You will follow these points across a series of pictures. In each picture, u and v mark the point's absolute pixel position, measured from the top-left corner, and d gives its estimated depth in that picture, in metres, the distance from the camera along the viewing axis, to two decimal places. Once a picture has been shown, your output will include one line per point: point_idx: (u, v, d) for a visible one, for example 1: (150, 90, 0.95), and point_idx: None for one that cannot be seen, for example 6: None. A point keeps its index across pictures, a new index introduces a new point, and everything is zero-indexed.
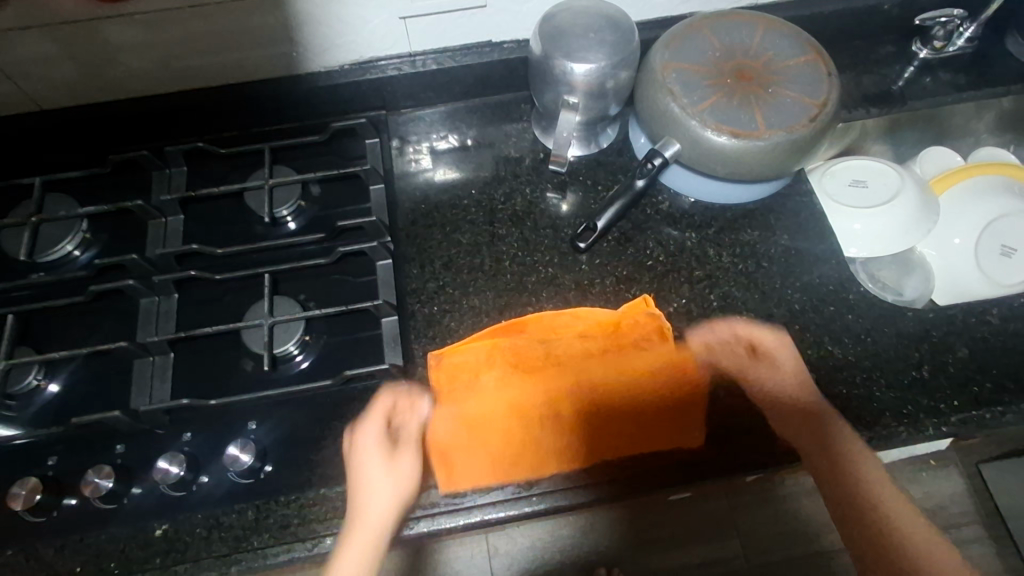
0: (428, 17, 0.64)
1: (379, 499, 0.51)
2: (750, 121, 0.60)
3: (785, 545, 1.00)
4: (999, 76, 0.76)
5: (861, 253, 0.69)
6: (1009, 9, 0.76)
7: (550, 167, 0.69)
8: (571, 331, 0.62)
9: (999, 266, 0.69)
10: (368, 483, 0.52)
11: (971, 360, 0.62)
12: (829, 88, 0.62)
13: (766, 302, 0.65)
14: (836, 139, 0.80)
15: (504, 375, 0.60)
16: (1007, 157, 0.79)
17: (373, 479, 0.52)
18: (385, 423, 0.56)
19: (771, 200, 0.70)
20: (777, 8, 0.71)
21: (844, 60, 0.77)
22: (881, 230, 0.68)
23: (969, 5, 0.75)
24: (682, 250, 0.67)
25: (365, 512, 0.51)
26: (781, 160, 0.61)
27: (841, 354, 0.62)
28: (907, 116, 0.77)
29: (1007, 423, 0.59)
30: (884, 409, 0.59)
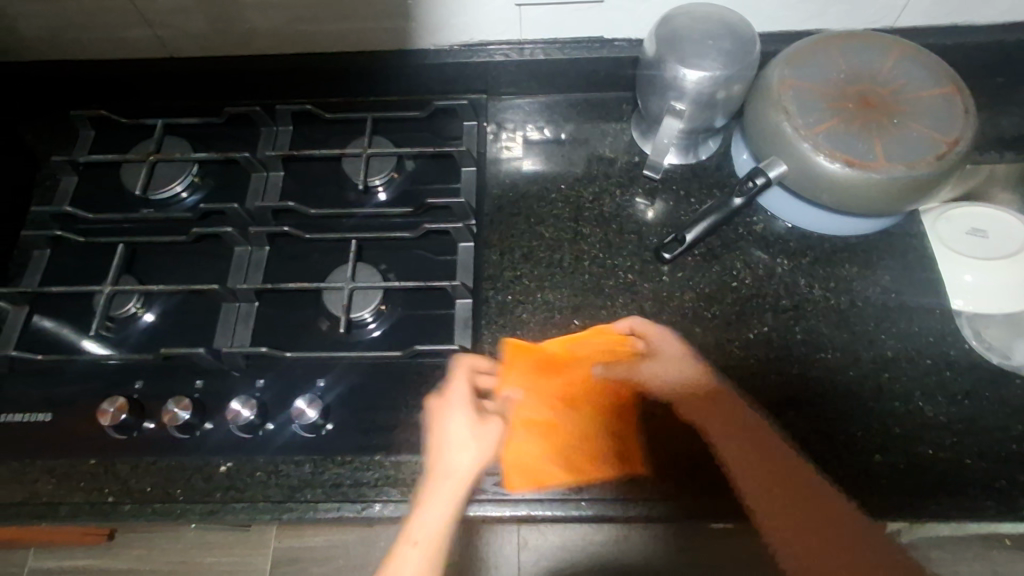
0: (545, 7, 0.64)
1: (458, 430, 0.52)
2: (869, 151, 0.57)
3: None
4: None
5: (967, 306, 0.62)
6: None
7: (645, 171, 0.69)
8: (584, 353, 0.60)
9: None
10: (450, 418, 0.53)
11: None
12: (963, 126, 0.57)
13: (855, 343, 0.61)
14: None
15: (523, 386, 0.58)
16: None
17: (452, 416, 0.53)
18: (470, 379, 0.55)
19: (876, 237, 0.66)
20: (916, 35, 0.66)
21: (983, 96, 0.71)
22: (996, 285, 0.62)
23: None
24: (772, 275, 0.64)
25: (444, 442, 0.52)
26: (897, 197, 0.58)
27: (931, 412, 0.58)
28: None
29: None
30: (971, 479, 0.55)
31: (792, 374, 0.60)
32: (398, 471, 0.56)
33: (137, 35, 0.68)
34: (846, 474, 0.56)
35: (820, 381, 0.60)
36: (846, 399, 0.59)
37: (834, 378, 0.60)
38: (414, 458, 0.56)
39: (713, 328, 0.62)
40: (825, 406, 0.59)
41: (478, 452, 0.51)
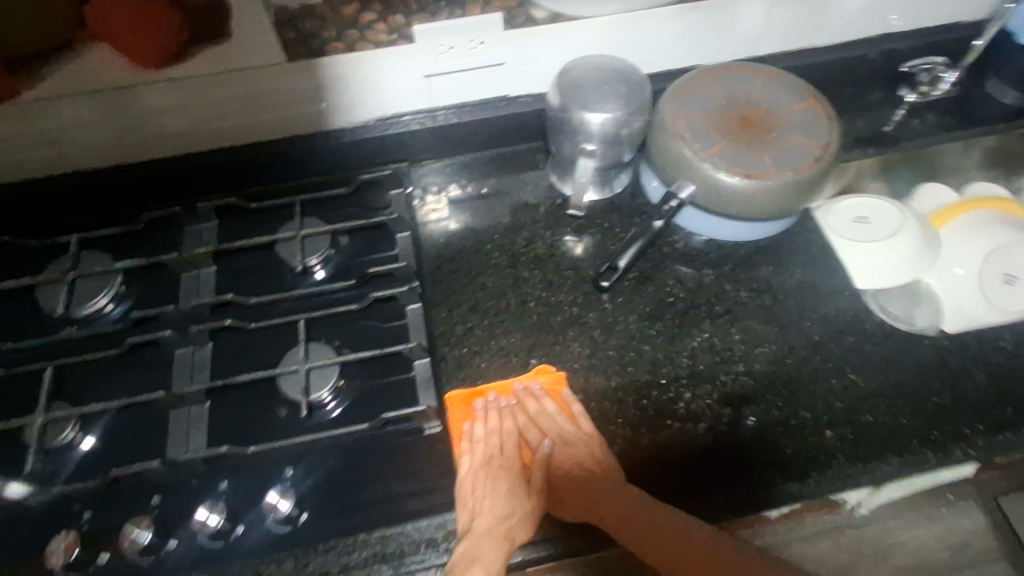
0: (450, 75, 0.69)
1: (489, 502, 0.54)
2: (759, 163, 0.64)
3: None
4: (985, 116, 0.81)
5: (868, 286, 0.70)
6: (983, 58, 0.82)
7: (570, 211, 0.73)
8: (524, 398, 0.61)
9: (1007, 294, 0.67)
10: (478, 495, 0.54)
11: (989, 385, 0.64)
12: (829, 131, 0.66)
13: (785, 334, 0.67)
14: None
15: (476, 446, 0.58)
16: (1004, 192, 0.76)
17: (483, 494, 0.54)
18: (461, 451, 0.58)
19: (781, 237, 0.73)
20: (774, 59, 0.76)
21: (840, 104, 0.82)
22: (888, 264, 0.69)
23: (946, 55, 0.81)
24: (701, 285, 0.69)
25: (476, 521, 0.53)
26: (792, 198, 0.65)
27: (863, 382, 0.64)
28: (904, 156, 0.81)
29: None
30: (910, 436, 0.61)
31: (738, 372, 0.64)
32: (386, 545, 0.54)
33: (37, 153, 0.66)
34: (805, 453, 0.60)
35: (763, 374, 0.64)
36: (789, 385, 0.64)
37: (775, 368, 0.65)
38: (400, 528, 0.55)
39: (660, 344, 0.66)
40: (773, 396, 0.63)
41: (508, 511, 0.54)
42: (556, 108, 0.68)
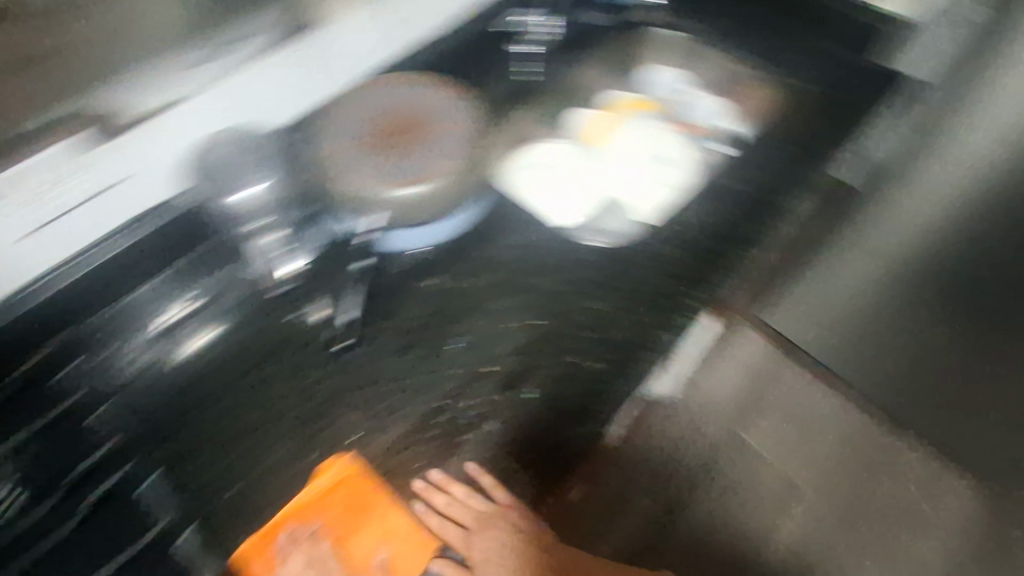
0: (71, 212, 0.63)
1: None
2: (422, 167, 0.75)
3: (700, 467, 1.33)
4: (586, 43, 0.95)
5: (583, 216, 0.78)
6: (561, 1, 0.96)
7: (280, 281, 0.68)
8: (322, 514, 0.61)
9: (679, 175, 0.82)
10: None
11: (678, 258, 0.77)
12: (461, 120, 0.81)
13: (527, 298, 0.70)
14: None
15: None
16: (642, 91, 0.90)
17: None
18: None
19: (487, 216, 0.76)
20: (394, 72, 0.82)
21: (481, 74, 0.87)
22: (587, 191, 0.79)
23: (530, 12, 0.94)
24: (437, 293, 0.69)
25: None
26: (462, 181, 0.76)
27: (597, 305, 0.72)
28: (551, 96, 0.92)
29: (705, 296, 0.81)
30: (638, 332, 0.74)
31: (504, 356, 0.67)
32: None
33: None
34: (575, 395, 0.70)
35: (523, 343, 0.68)
36: (546, 341, 0.69)
37: (530, 332, 0.68)
38: None
39: (426, 369, 0.65)
40: (541, 359, 0.68)
41: None
42: (213, 204, 0.69)
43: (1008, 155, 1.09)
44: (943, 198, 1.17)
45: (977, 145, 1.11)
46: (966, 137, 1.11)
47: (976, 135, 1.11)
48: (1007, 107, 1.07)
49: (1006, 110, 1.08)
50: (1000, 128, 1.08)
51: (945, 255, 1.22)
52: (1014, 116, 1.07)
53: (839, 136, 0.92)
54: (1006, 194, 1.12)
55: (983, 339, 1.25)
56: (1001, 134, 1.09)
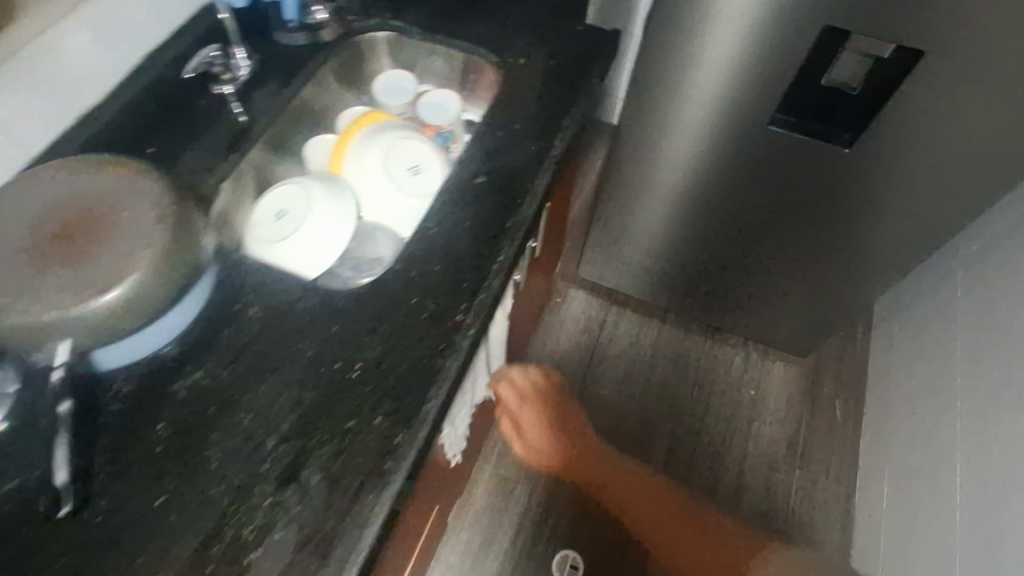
0: None
1: None
2: (102, 267, 0.57)
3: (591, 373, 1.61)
4: (293, 64, 0.87)
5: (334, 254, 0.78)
6: (252, 29, 0.89)
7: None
8: None
9: (417, 181, 0.85)
10: None
11: (446, 269, 0.70)
12: (148, 188, 0.62)
13: (286, 370, 0.64)
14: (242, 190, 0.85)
15: None
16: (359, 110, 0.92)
17: None
18: None
19: (219, 295, 0.68)
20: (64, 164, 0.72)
21: (173, 135, 0.77)
22: (329, 226, 0.78)
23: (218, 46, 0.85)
24: (182, 402, 0.62)
25: None
26: (167, 267, 0.60)
27: (370, 351, 0.65)
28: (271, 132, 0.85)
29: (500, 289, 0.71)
30: (430, 360, 0.65)
31: (274, 446, 0.60)
32: None
33: None
34: (375, 457, 0.60)
35: (293, 425, 0.61)
36: (320, 411, 0.62)
37: (298, 410, 0.62)
38: None
39: (187, 493, 0.58)
40: (316, 437, 0.61)
41: None
42: None
43: (732, 93, 1.05)
44: (699, 135, 1.16)
45: (706, 84, 1.06)
46: (693, 80, 1.07)
47: (701, 77, 1.06)
48: (718, 51, 1.00)
49: (716, 53, 1.01)
50: (723, 62, 1.01)
51: (715, 183, 1.24)
52: (729, 51, 0.99)
53: (582, 92, 0.86)
54: (747, 124, 1.09)
55: (790, 216, 1.24)
56: (721, 72, 1.03)
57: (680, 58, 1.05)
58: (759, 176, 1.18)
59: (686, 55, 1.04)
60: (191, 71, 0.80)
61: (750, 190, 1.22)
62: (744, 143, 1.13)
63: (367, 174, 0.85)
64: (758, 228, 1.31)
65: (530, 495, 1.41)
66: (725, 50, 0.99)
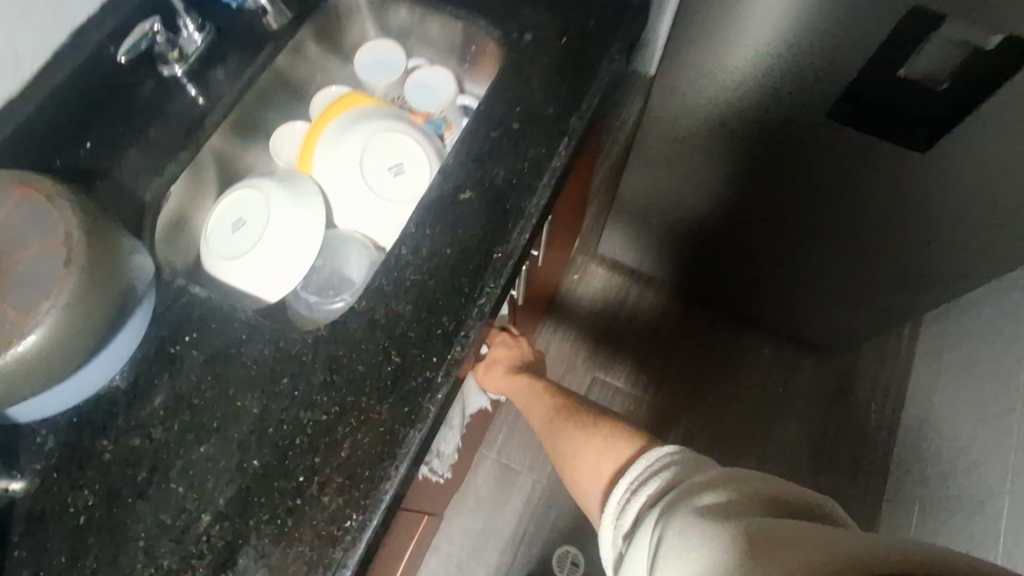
0: None
1: None
2: (9, 324, 0.49)
3: (606, 347, 1.55)
4: (256, 37, 0.74)
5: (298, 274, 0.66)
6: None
7: None
8: None
9: (400, 182, 0.72)
10: None
11: (418, 310, 0.60)
12: (63, 217, 0.52)
13: (226, 432, 0.56)
14: (202, 188, 0.74)
15: None
16: (338, 90, 0.80)
17: None
18: None
19: (157, 329, 0.60)
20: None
21: (116, 129, 0.67)
22: (291, 240, 0.66)
23: (169, 16, 0.72)
24: (108, 466, 0.54)
25: None
26: (88, 320, 0.52)
27: (323, 412, 0.56)
28: (234, 121, 0.74)
29: (480, 335, 0.61)
30: (391, 424, 0.56)
31: (208, 526, 0.52)
32: None
33: None
34: (323, 541, 0.52)
35: (230, 502, 0.53)
36: (261, 484, 0.54)
37: (236, 483, 0.54)
38: None
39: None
40: (255, 516, 0.53)
41: None
42: None
43: (776, 71, 0.91)
44: (740, 113, 1.01)
45: (746, 62, 0.92)
46: (730, 56, 0.92)
47: (744, 51, 0.90)
48: (760, 27, 0.85)
49: (760, 29, 0.86)
50: (767, 38, 0.87)
51: (753, 167, 1.10)
52: (773, 23, 0.84)
53: (596, 80, 0.72)
54: (793, 106, 0.95)
55: (838, 209, 1.10)
56: (763, 50, 0.89)
57: (715, 35, 0.90)
58: (805, 162, 1.04)
59: (723, 29, 0.89)
60: (125, 54, 0.67)
61: (790, 177, 1.08)
62: (787, 129, 0.99)
63: (339, 172, 0.72)
64: (798, 217, 1.17)
65: (535, 486, 1.35)
66: (770, 24, 0.85)
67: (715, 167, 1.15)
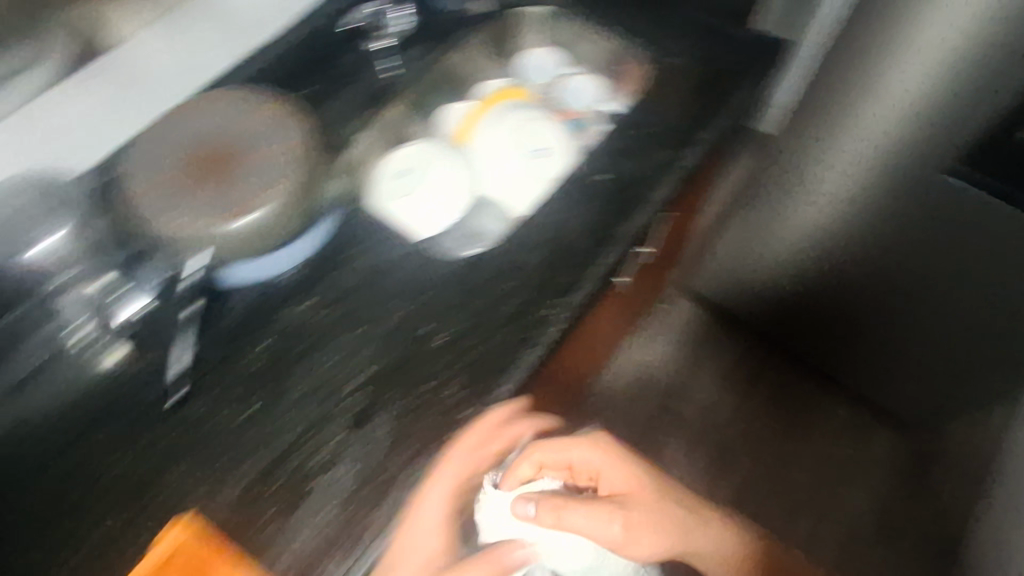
0: None
1: None
2: (244, 198, 0.67)
3: None
4: (445, 34, 0.89)
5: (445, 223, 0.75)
6: None
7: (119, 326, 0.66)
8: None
9: (544, 163, 0.79)
10: None
11: (544, 262, 0.71)
12: (291, 134, 0.71)
13: (373, 326, 0.68)
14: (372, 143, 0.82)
15: None
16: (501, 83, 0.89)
17: None
18: None
19: (333, 238, 0.73)
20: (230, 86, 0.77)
21: (328, 85, 0.83)
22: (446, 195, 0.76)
23: None
24: (281, 333, 0.67)
25: None
26: (295, 208, 0.69)
27: (456, 326, 0.67)
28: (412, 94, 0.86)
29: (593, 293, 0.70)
30: (510, 347, 0.66)
31: (351, 393, 0.64)
32: None
33: None
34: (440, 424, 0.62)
35: (370, 379, 0.65)
36: (399, 370, 0.65)
37: (379, 364, 0.65)
38: None
39: (266, 417, 0.63)
40: (389, 395, 0.63)
41: None
42: (9, 264, 0.65)
43: (902, 133, 1.01)
44: (857, 173, 1.10)
45: (878, 120, 1.02)
46: (863, 114, 1.04)
47: (876, 108, 1.02)
48: (900, 84, 0.97)
49: (890, 87, 0.98)
50: (901, 99, 0.98)
51: (857, 230, 1.17)
52: (910, 83, 0.96)
53: (729, 107, 0.82)
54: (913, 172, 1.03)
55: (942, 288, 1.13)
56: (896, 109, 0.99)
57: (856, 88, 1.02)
58: (908, 229, 1.10)
59: (863, 85, 1.01)
60: (347, 25, 0.86)
61: (898, 249, 1.14)
62: (902, 195, 1.07)
63: (491, 150, 0.81)
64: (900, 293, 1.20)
65: None
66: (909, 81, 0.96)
67: (827, 232, 1.21)
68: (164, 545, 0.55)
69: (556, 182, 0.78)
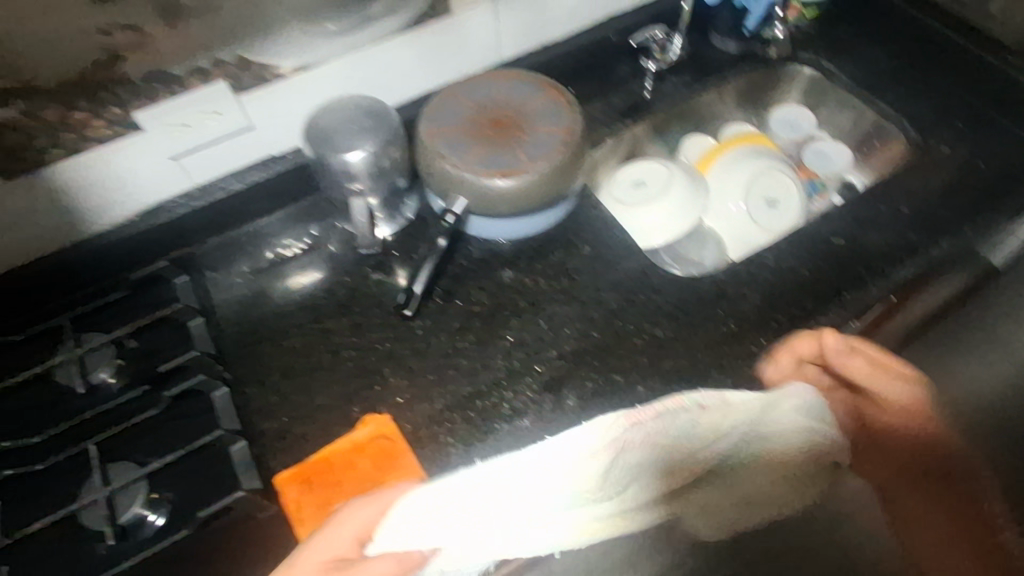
0: (200, 151, 0.68)
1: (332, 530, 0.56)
2: (516, 160, 0.70)
3: None
4: (716, 66, 0.89)
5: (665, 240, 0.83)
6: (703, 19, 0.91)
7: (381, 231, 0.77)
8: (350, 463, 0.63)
9: (769, 214, 0.85)
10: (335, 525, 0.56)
11: (760, 301, 0.72)
12: (572, 115, 0.73)
13: (584, 307, 0.73)
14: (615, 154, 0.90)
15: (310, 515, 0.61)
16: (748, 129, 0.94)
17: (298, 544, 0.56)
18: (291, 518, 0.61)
19: (567, 220, 0.79)
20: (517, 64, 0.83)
21: (597, 88, 0.88)
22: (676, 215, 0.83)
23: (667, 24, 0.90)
24: (503, 286, 0.74)
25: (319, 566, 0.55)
26: (555, 182, 0.72)
27: (660, 332, 0.71)
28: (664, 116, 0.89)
29: None
30: (708, 369, 0.68)
31: (551, 358, 0.69)
32: None
33: None
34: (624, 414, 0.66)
35: (570, 352, 0.70)
36: (598, 353, 0.70)
37: (583, 341, 0.70)
38: None
39: (474, 354, 0.69)
40: (583, 372, 0.68)
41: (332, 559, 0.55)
42: (331, 160, 0.68)
43: None
44: None
45: None
46: None
47: None
48: None
49: None
50: None
51: None
52: None
53: (1009, 210, 0.75)
54: None
55: None
56: None
57: None
58: None
59: None
60: (635, 40, 0.87)
61: None
62: None
63: (724, 188, 0.88)
64: None
65: None
66: None
67: None
68: (370, 428, 0.65)
69: (774, 237, 0.85)
